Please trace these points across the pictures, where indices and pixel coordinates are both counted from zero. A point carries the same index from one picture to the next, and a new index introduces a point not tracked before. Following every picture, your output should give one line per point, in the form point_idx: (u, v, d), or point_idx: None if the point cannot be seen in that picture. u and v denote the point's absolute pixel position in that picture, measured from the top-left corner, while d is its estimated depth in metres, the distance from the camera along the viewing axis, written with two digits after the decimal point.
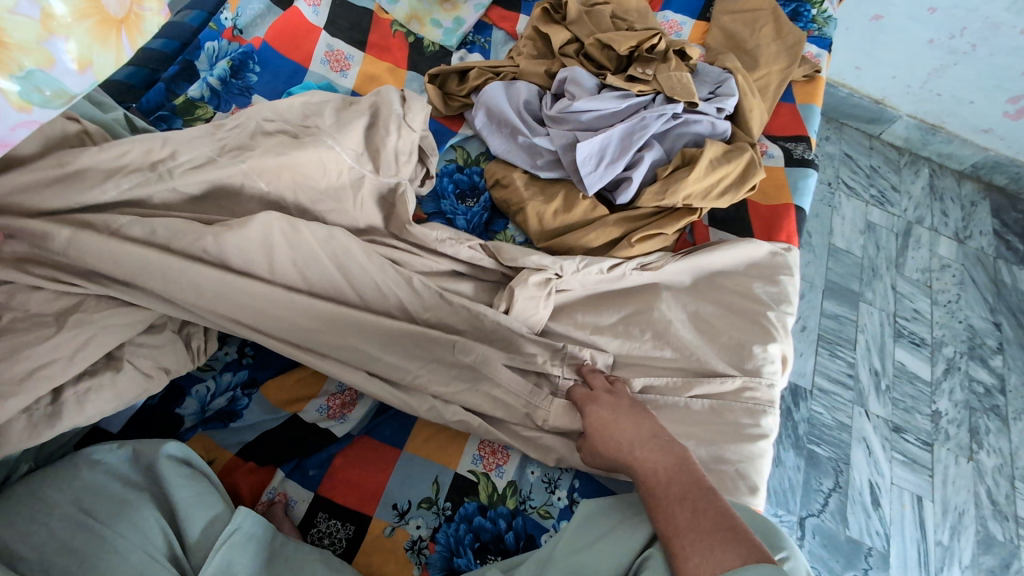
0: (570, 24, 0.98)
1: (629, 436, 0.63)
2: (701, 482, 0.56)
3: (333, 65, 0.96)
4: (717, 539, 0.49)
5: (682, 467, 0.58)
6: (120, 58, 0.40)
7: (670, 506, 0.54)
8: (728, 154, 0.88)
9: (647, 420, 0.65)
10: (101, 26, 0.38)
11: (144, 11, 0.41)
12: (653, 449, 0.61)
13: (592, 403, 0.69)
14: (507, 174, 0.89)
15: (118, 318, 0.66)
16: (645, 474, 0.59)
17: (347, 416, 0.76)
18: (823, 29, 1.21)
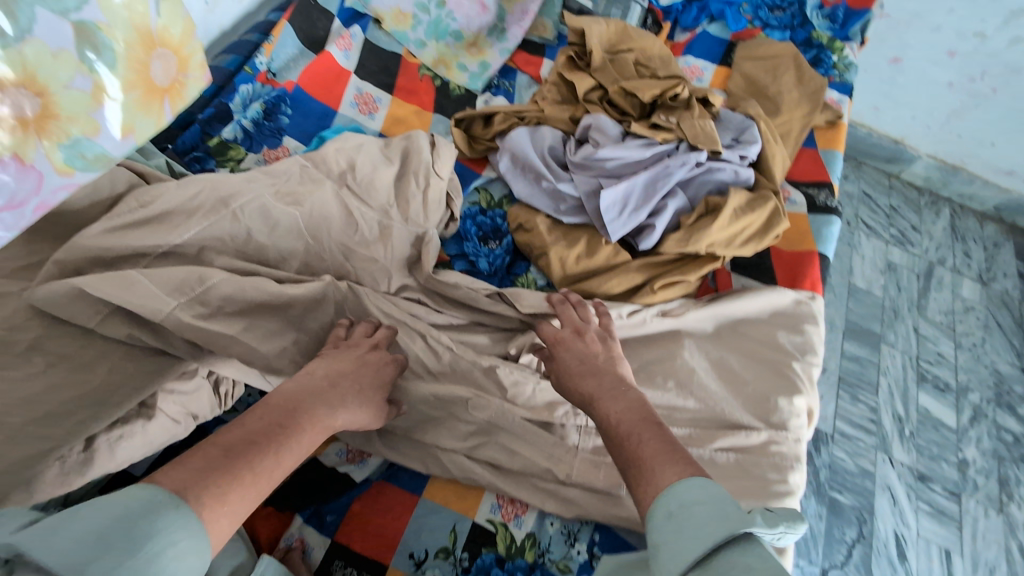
0: (594, 71, 0.99)
1: (592, 389, 0.65)
2: (650, 416, 0.59)
3: (362, 107, 0.98)
4: (661, 463, 0.52)
5: (634, 407, 0.61)
6: (161, 123, 0.42)
7: (623, 438, 0.57)
8: (752, 202, 0.88)
9: (600, 363, 0.69)
10: (151, 94, 0.40)
11: (188, 78, 0.43)
12: (607, 390, 0.64)
13: (561, 349, 0.72)
14: (531, 218, 0.89)
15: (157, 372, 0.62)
16: (601, 416, 0.62)
17: (366, 461, 0.75)
18: (845, 75, 1.22)
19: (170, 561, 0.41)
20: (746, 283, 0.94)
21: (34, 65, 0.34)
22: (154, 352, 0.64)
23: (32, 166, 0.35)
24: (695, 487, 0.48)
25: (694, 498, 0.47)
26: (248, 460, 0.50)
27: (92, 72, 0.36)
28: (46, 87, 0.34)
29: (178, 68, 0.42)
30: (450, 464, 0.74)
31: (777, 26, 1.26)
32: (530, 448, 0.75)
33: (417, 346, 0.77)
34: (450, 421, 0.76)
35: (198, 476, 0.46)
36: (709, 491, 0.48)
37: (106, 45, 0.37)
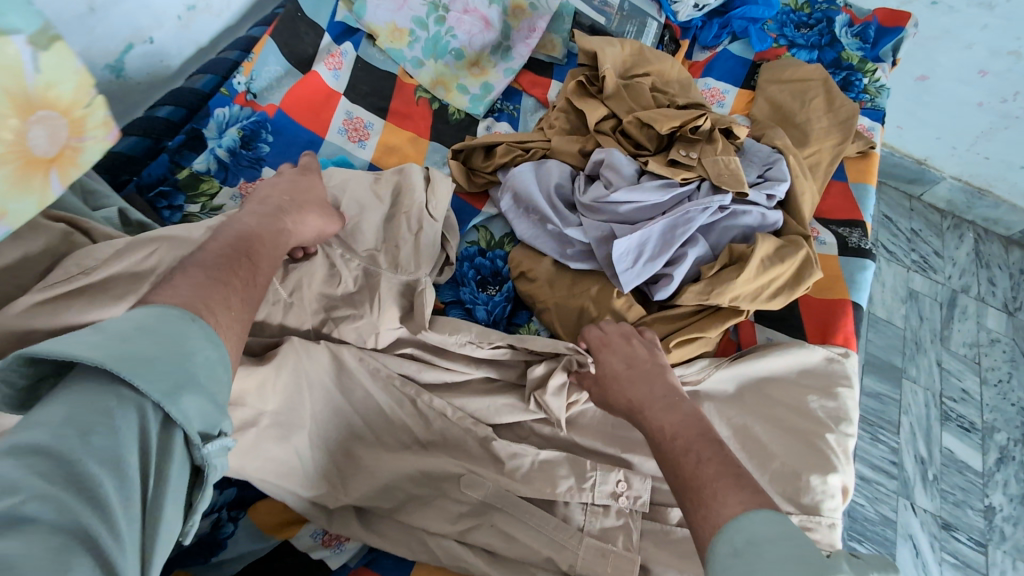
0: (607, 98, 0.90)
1: (641, 394, 0.62)
2: (707, 432, 0.55)
3: (352, 134, 0.89)
4: (722, 487, 0.48)
5: (689, 422, 0.57)
6: (44, 199, 0.44)
7: (678, 457, 0.54)
8: (781, 251, 0.79)
9: (648, 364, 0.66)
10: (28, 165, 0.42)
11: (85, 142, 0.46)
12: (658, 404, 0.61)
13: (605, 350, 0.69)
14: (535, 264, 0.81)
15: None
16: (653, 433, 0.58)
17: (344, 545, 0.66)
18: (876, 100, 1.12)
19: (200, 365, 0.43)
20: (771, 336, 0.85)
21: None
22: None
23: None
24: (765, 518, 0.44)
25: (761, 534, 0.42)
26: (236, 268, 0.52)
27: None
28: None
29: (70, 133, 0.45)
30: (438, 550, 0.65)
31: (804, 44, 1.17)
32: (528, 536, 0.65)
33: (407, 417, 0.68)
34: (439, 500, 0.67)
35: (197, 290, 0.47)
36: (777, 527, 0.43)
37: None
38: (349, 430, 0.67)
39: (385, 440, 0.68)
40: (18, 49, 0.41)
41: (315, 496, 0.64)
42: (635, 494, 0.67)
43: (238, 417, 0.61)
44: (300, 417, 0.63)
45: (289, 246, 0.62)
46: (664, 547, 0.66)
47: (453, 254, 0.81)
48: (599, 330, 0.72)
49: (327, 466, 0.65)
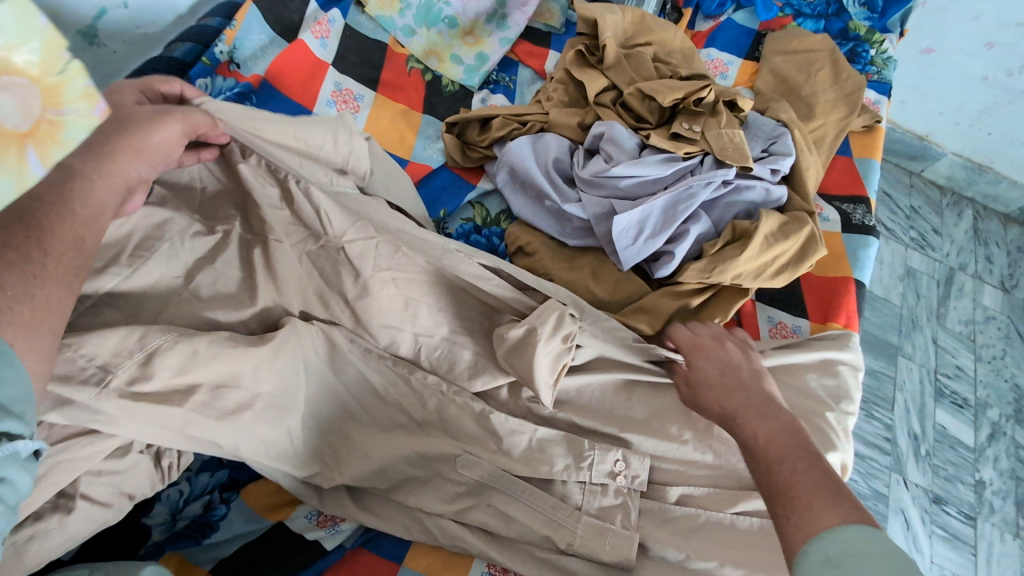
0: (607, 69, 0.87)
1: (736, 403, 0.59)
2: (806, 443, 0.52)
3: (341, 106, 0.86)
4: (818, 500, 0.45)
5: (789, 432, 0.53)
6: (25, 183, 0.31)
7: (772, 464, 0.51)
8: (786, 228, 0.77)
9: (743, 376, 0.62)
10: None
11: None
12: (755, 413, 0.57)
13: (698, 354, 0.66)
14: (533, 240, 0.79)
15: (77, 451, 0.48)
16: (747, 439, 0.55)
17: (339, 525, 0.65)
18: (883, 72, 1.09)
19: None
20: (773, 315, 0.84)
21: None
22: (76, 431, 0.49)
23: None
24: (858, 533, 0.40)
25: (859, 548, 0.39)
26: (17, 237, 0.42)
27: None
28: None
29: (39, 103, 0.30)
30: (436, 529, 0.64)
31: (810, 13, 1.12)
32: (525, 515, 0.64)
33: (402, 397, 0.66)
34: (436, 479, 0.66)
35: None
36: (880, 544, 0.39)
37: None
38: (344, 411, 0.66)
39: (376, 419, 0.66)
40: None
41: (308, 477, 0.63)
42: (633, 473, 0.66)
43: (233, 400, 0.55)
44: (295, 400, 0.61)
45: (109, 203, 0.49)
46: (663, 526, 0.64)
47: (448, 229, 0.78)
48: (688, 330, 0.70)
49: (320, 446, 0.63)
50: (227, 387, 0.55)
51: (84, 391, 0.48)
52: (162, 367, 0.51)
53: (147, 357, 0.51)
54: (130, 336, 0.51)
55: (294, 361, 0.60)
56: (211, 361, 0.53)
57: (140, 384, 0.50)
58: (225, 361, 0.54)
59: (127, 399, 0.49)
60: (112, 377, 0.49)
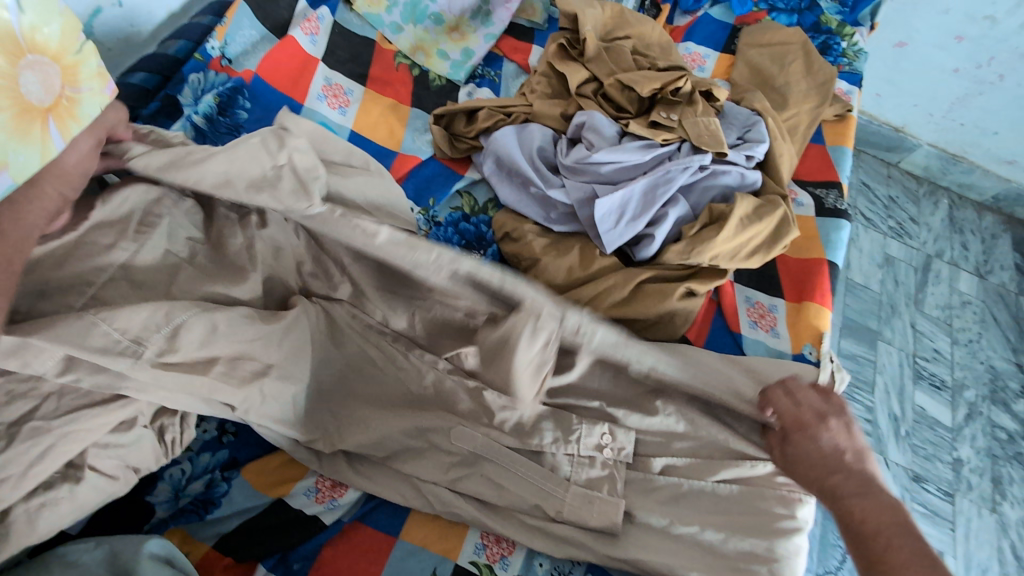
0: (588, 61, 0.90)
1: (833, 477, 0.59)
2: (908, 525, 0.53)
3: (331, 101, 0.88)
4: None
5: (888, 511, 0.54)
6: (46, 150, 0.48)
7: (880, 545, 0.52)
8: (759, 210, 0.80)
9: (848, 462, 0.60)
10: (33, 112, 0.46)
11: (79, 98, 0.51)
12: (858, 492, 0.57)
13: (802, 425, 0.63)
14: (518, 226, 0.82)
15: (86, 422, 0.49)
16: (850, 520, 0.55)
17: (337, 500, 0.67)
18: (854, 64, 1.13)
19: None
20: (750, 295, 0.88)
21: None
22: (81, 405, 0.49)
23: None
24: None
25: None
26: None
27: None
28: None
29: (62, 82, 0.50)
30: (431, 497, 0.67)
31: (784, 8, 1.17)
32: (514, 489, 0.67)
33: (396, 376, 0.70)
34: (430, 451, 0.68)
35: None
36: None
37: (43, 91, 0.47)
38: (345, 390, 0.69)
39: (379, 395, 0.69)
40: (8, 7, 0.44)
41: (310, 442, 0.66)
42: (619, 446, 0.69)
43: (250, 368, 0.58)
44: (302, 370, 0.63)
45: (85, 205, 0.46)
46: (649, 496, 0.67)
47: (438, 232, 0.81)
48: (792, 403, 0.66)
49: (324, 415, 0.67)
50: (244, 358, 0.58)
51: (119, 362, 0.49)
52: (187, 341, 0.54)
53: (173, 331, 0.53)
54: (156, 312, 0.52)
55: (303, 339, 0.64)
56: (230, 336, 0.56)
57: (167, 355, 0.52)
58: (243, 337, 0.58)
59: (158, 368, 0.52)
60: (144, 349, 0.51)
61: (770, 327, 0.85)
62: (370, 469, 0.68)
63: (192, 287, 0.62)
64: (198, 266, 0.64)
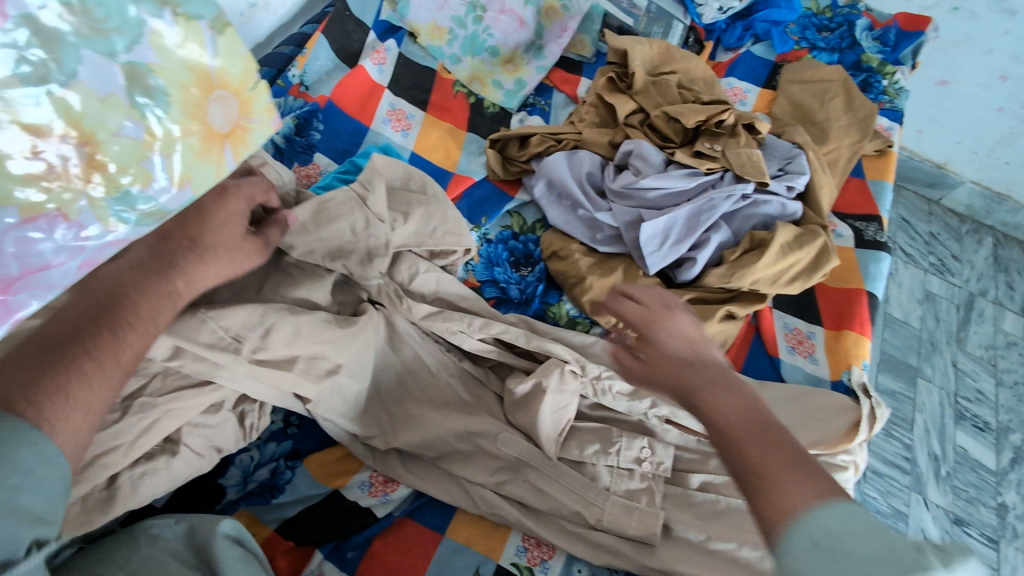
0: (636, 94, 0.95)
1: (696, 371, 0.49)
2: (773, 421, 0.44)
3: (395, 124, 0.96)
4: (793, 480, 0.40)
5: (752, 408, 0.45)
6: (223, 172, 0.39)
7: (741, 446, 0.43)
8: (800, 238, 0.83)
9: (707, 358, 0.50)
10: (210, 137, 0.37)
11: (253, 122, 0.39)
12: (725, 389, 0.47)
13: (656, 323, 0.53)
14: (566, 245, 0.86)
15: (184, 402, 0.55)
16: (713, 418, 0.46)
17: (389, 495, 0.71)
18: (895, 102, 1.16)
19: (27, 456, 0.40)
20: (788, 321, 0.90)
21: (80, 117, 0.32)
22: (183, 386, 0.56)
23: (77, 221, 0.33)
24: (852, 515, 0.37)
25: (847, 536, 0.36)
26: (95, 335, 0.46)
27: (141, 118, 0.34)
28: (93, 135, 0.32)
29: (241, 112, 0.38)
30: (477, 498, 0.71)
31: (825, 47, 1.21)
32: (557, 497, 0.69)
33: (449, 379, 0.75)
34: (478, 454, 0.72)
35: (55, 348, 0.45)
36: (869, 527, 0.36)
37: (159, 89, 0.34)
38: (402, 391, 0.74)
39: (433, 397, 0.74)
40: (203, 32, 0.36)
41: (367, 438, 0.72)
42: (658, 460, 0.71)
43: (324, 367, 0.64)
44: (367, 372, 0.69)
45: (202, 260, 0.53)
46: (687, 510, 0.69)
47: (487, 250, 0.86)
48: (634, 300, 0.56)
49: (380, 414, 0.72)
50: (319, 358, 0.63)
51: (222, 356, 0.56)
52: (276, 339, 0.59)
53: (266, 331, 0.59)
54: (253, 314, 0.59)
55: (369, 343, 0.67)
56: (312, 336, 0.62)
57: (261, 352, 0.59)
58: (323, 339, 0.63)
59: (252, 364, 0.58)
60: (242, 346, 0.57)
61: (808, 353, 0.87)
62: (420, 469, 0.73)
63: (279, 289, 0.67)
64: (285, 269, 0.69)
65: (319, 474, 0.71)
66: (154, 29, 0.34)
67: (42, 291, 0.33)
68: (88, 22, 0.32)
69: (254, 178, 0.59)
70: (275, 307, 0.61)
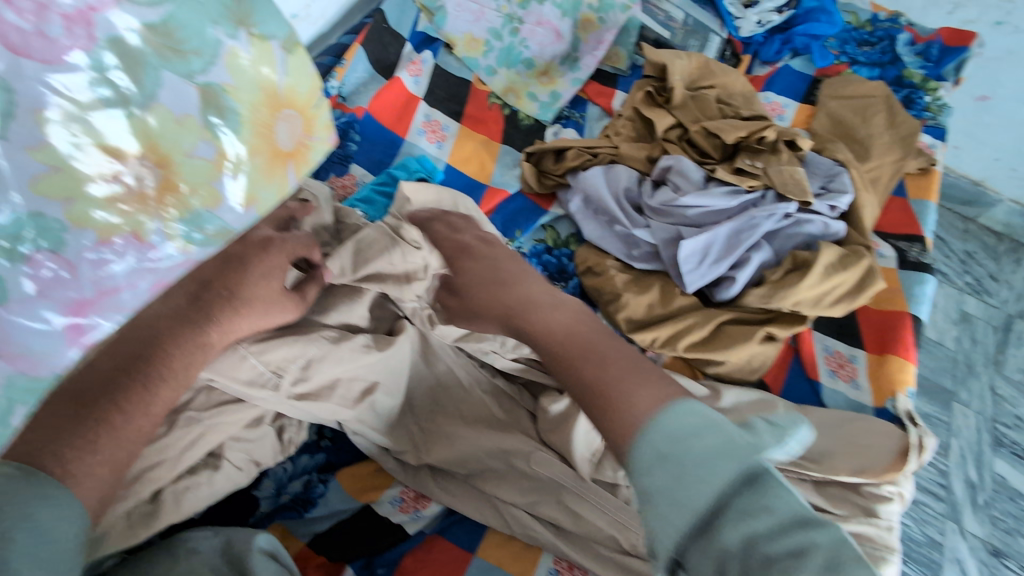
0: (675, 108, 0.94)
1: (524, 304, 0.69)
2: (590, 327, 0.65)
3: (430, 135, 0.95)
4: (620, 385, 0.54)
5: (575, 319, 0.66)
6: (284, 190, 0.40)
7: (577, 364, 0.60)
8: (844, 260, 0.81)
9: (532, 295, 0.69)
10: (276, 156, 0.39)
11: (313, 141, 0.41)
12: (559, 312, 0.67)
13: (465, 257, 0.73)
14: (601, 261, 0.85)
15: (225, 417, 0.56)
16: (541, 334, 0.65)
17: (421, 512, 0.70)
18: (939, 118, 1.13)
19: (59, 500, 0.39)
20: (828, 344, 0.87)
21: (159, 138, 0.34)
22: (228, 400, 0.57)
23: (149, 243, 0.34)
24: (677, 417, 0.48)
25: (684, 434, 0.46)
26: (127, 388, 0.48)
27: (214, 139, 0.35)
28: (169, 157, 0.34)
29: (304, 130, 0.40)
30: (509, 517, 0.69)
31: (865, 62, 1.18)
32: (591, 521, 0.67)
33: (483, 396, 0.74)
34: (510, 473, 0.71)
35: (89, 397, 0.47)
36: (694, 424, 0.47)
37: (231, 109, 0.36)
38: (435, 406, 0.73)
39: (466, 414, 0.73)
40: (275, 52, 0.38)
41: (399, 453, 0.71)
42: None
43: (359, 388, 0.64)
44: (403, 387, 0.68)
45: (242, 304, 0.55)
46: None
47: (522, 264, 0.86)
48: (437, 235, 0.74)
49: (413, 429, 0.72)
50: (356, 380, 0.63)
51: (261, 393, 0.56)
52: (317, 374, 0.59)
53: (306, 363, 0.59)
54: (294, 347, 0.58)
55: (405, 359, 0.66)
56: (350, 361, 0.61)
57: (301, 386, 0.59)
58: (361, 364, 0.62)
59: (293, 399, 0.58)
60: (282, 381, 0.57)
61: (850, 377, 0.84)
62: (452, 486, 0.72)
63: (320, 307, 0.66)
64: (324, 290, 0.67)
65: (351, 487, 0.71)
66: (230, 50, 0.36)
67: (113, 313, 0.34)
68: (170, 45, 0.34)
69: (298, 235, 0.61)
70: (317, 338, 0.60)
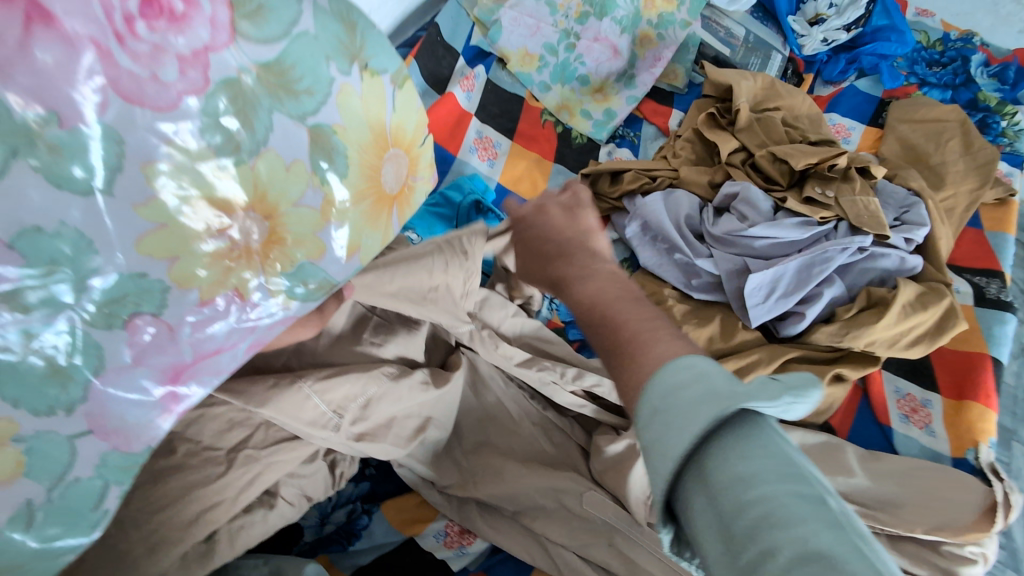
0: (739, 131, 0.90)
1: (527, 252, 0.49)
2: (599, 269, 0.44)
3: (482, 153, 0.94)
4: (627, 327, 0.38)
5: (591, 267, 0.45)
6: (386, 235, 0.40)
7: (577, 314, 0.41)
8: (922, 298, 0.76)
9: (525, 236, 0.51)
10: (379, 200, 0.37)
11: (414, 181, 0.42)
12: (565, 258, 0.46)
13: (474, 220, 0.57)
14: (658, 290, 0.82)
15: (283, 455, 0.54)
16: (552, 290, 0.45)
17: (466, 548, 0.67)
18: (1016, 144, 1.05)
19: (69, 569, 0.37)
20: (899, 386, 0.82)
21: (267, 185, 0.31)
22: (283, 438, 0.54)
23: (250, 300, 0.31)
24: (686, 361, 0.33)
25: (679, 384, 0.32)
26: None
27: (323, 185, 0.33)
28: (276, 209, 0.31)
29: (405, 168, 0.40)
30: (558, 561, 0.65)
31: (936, 83, 1.12)
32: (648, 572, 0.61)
33: (534, 433, 0.71)
34: (562, 513, 0.66)
35: None
36: (702, 366, 0.32)
37: (339, 151, 0.34)
38: (483, 438, 0.71)
39: (515, 450, 0.70)
40: (384, 88, 0.37)
41: (443, 486, 0.69)
42: None
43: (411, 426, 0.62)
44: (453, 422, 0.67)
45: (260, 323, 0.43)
46: None
47: None
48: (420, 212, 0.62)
49: (458, 460, 0.69)
50: (409, 418, 0.61)
51: (322, 433, 0.53)
52: (374, 413, 0.57)
53: (366, 402, 0.56)
54: (356, 385, 0.56)
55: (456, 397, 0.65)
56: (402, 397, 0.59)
57: (360, 424, 0.56)
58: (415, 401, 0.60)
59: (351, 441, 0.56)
60: (342, 421, 0.55)
61: (924, 423, 0.78)
62: (499, 524, 0.68)
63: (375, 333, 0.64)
64: (381, 316, 0.65)
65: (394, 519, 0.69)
66: (342, 87, 0.34)
67: (210, 377, 0.32)
68: (284, 85, 0.31)
69: None
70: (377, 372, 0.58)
